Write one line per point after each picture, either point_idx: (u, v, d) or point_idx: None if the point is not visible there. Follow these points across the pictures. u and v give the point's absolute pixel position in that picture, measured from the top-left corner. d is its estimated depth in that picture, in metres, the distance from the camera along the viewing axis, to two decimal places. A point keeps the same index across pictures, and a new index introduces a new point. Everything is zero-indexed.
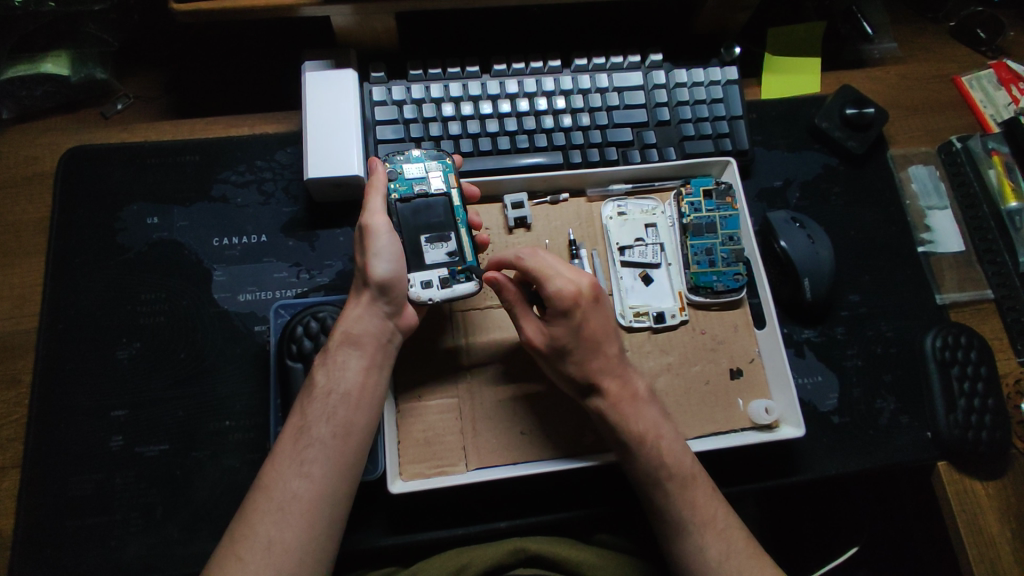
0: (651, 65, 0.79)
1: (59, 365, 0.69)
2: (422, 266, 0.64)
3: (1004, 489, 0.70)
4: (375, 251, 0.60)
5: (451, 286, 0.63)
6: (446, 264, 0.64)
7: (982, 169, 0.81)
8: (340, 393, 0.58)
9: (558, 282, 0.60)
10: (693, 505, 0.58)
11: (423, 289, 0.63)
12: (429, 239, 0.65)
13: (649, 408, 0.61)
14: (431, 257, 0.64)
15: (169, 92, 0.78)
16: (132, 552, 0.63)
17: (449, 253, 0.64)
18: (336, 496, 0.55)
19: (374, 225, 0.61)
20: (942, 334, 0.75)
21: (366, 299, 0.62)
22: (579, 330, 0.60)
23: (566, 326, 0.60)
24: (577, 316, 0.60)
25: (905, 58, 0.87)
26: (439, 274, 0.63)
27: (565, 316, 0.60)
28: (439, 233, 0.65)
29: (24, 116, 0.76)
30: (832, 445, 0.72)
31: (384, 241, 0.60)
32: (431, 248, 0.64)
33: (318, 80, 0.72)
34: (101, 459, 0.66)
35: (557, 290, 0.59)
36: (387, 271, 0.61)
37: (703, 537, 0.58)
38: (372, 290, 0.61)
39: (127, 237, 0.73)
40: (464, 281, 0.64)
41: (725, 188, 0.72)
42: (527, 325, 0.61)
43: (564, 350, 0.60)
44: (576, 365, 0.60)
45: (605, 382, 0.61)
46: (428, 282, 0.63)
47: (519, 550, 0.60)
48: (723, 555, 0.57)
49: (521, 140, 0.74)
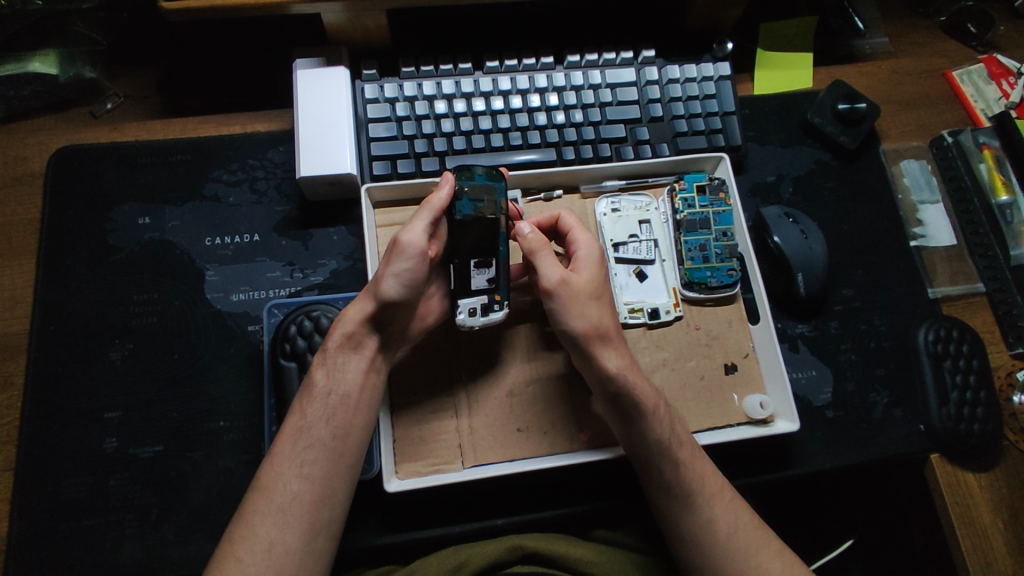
0: (644, 61, 0.79)
1: (50, 368, 0.68)
2: (467, 292, 0.62)
3: (996, 480, 0.71)
4: (395, 268, 0.57)
5: (489, 314, 0.63)
6: (486, 292, 0.63)
7: (972, 161, 0.82)
8: (340, 394, 0.58)
9: (585, 235, 0.64)
10: (703, 476, 0.59)
11: (467, 317, 0.62)
12: (477, 263, 0.62)
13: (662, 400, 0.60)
14: (475, 284, 0.62)
15: (159, 91, 0.77)
16: (128, 553, 0.63)
17: (489, 279, 0.62)
18: (333, 498, 0.55)
19: (407, 245, 0.57)
20: (935, 328, 0.75)
21: (371, 310, 0.59)
22: (602, 283, 0.61)
23: (592, 272, 0.61)
24: (599, 269, 0.62)
25: (896, 53, 0.87)
26: (480, 301, 0.62)
27: (590, 263, 0.61)
28: (484, 257, 0.62)
29: (12, 117, 0.75)
30: (826, 438, 0.72)
31: (410, 263, 0.57)
32: (479, 272, 0.62)
33: (311, 79, 0.72)
34: (95, 461, 0.66)
35: (589, 238, 0.63)
36: (397, 293, 0.58)
37: (713, 508, 0.58)
38: (379, 305, 0.58)
39: (119, 237, 0.73)
40: (497, 310, 0.63)
41: (718, 184, 0.72)
42: (550, 269, 0.59)
43: (593, 295, 0.60)
44: (596, 307, 0.59)
45: (616, 342, 0.60)
46: (473, 310, 0.62)
47: (516, 547, 0.60)
48: (722, 527, 0.57)
49: (514, 137, 0.73)
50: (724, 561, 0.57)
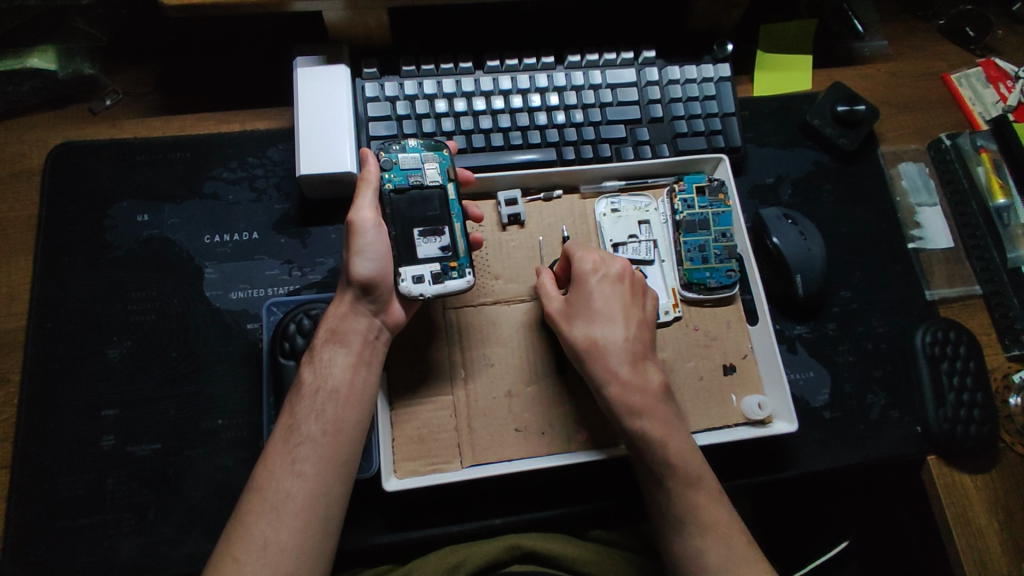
0: (644, 62, 0.79)
1: (48, 365, 0.68)
2: (415, 260, 0.62)
3: (992, 482, 0.71)
4: (355, 248, 0.60)
5: (443, 282, 0.62)
6: (438, 260, 0.63)
7: (970, 164, 0.82)
8: (329, 390, 0.58)
9: (580, 253, 0.64)
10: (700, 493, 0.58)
11: (414, 284, 0.62)
12: (423, 231, 0.63)
13: (662, 404, 0.60)
14: (423, 251, 0.63)
15: (158, 88, 0.77)
16: (125, 552, 0.63)
17: (442, 248, 0.63)
18: (329, 495, 0.55)
19: (358, 222, 0.60)
20: (931, 330, 0.75)
21: (351, 297, 0.62)
22: (586, 297, 0.62)
23: (580, 289, 0.62)
24: (592, 284, 0.62)
25: (895, 56, 0.87)
26: (431, 269, 0.62)
27: (580, 280, 0.63)
28: (432, 226, 0.64)
29: (11, 112, 0.75)
30: (823, 439, 0.72)
31: (368, 236, 0.60)
32: (426, 240, 0.63)
33: (310, 77, 0.72)
34: (92, 459, 0.65)
35: (578, 257, 0.64)
36: (367, 269, 0.60)
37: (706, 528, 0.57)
38: (355, 289, 0.61)
39: (117, 234, 0.72)
40: (457, 277, 0.63)
41: (717, 185, 0.73)
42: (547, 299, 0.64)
43: (574, 315, 0.62)
44: (583, 325, 0.62)
45: (611, 353, 0.60)
46: (420, 278, 0.62)
47: (514, 546, 0.61)
48: (723, 557, 0.56)
49: (514, 137, 0.73)
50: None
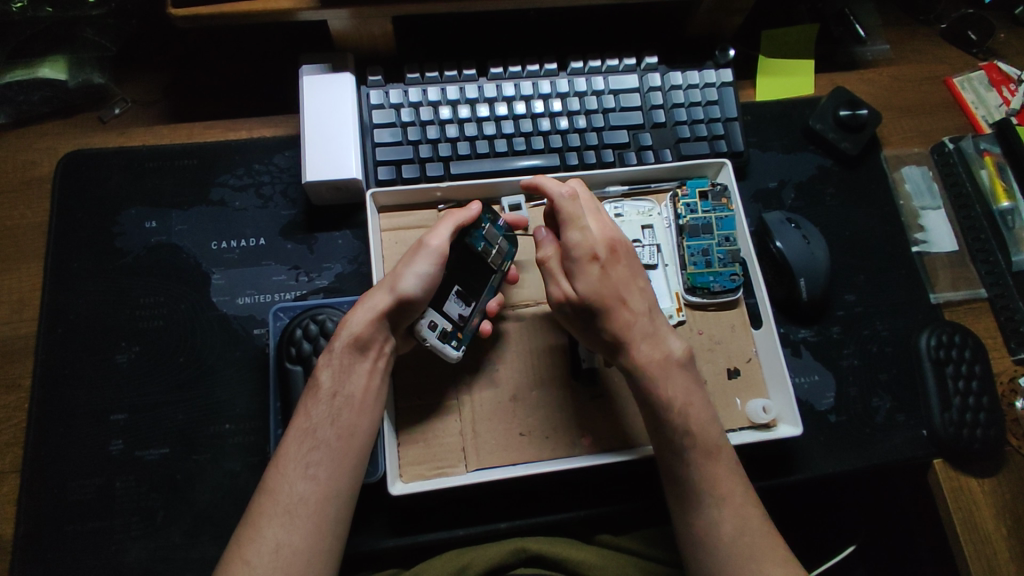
0: (647, 68, 0.79)
1: (58, 370, 0.68)
2: (439, 309, 0.63)
3: (999, 485, 0.71)
4: (416, 267, 0.59)
5: (444, 342, 0.62)
6: (453, 322, 0.63)
7: (973, 168, 0.82)
8: (345, 395, 0.58)
9: (575, 234, 0.61)
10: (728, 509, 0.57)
11: (426, 328, 0.62)
12: (460, 293, 0.63)
13: (682, 373, 0.60)
14: (449, 307, 0.63)
15: (166, 96, 0.78)
16: (133, 556, 0.64)
17: (461, 315, 0.63)
18: (341, 499, 0.56)
19: (431, 247, 0.60)
20: (936, 333, 0.75)
21: (383, 307, 0.59)
22: (592, 285, 0.60)
23: (585, 278, 0.60)
24: (592, 270, 0.60)
25: (898, 59, 0.88)
26: (445, 325, 0.63)
27: (580, 266, 0.60)
28: (469, 293, 0.64)
29: (22, 121, 0.76)
30: (829, 443, 0.72)
31: (431, 262, 0.60)
32: (458, 302, 0.63)
33: (317, 85, 0.73)
34: (100, 464, 0.66)
35: (573, 242, 0.60)
36: (417, 291, 0.59)
37: (720, 510, 0.57)
38: (393, 303, 0.59)
39: (126, 241, 0.73)
40: (454, 346, 0.63)
41: (720, 190, 0.73)
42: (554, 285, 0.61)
43: (586, 308, 0.60)
44: (598, 318, 0.60)
45: (637, 345, 0.60)
46: (433, 328, 0.62)
47: (521, 549, 0.62)
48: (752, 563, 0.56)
49: (517, 143, 0.74)
50: (725, 566, 0.55)
